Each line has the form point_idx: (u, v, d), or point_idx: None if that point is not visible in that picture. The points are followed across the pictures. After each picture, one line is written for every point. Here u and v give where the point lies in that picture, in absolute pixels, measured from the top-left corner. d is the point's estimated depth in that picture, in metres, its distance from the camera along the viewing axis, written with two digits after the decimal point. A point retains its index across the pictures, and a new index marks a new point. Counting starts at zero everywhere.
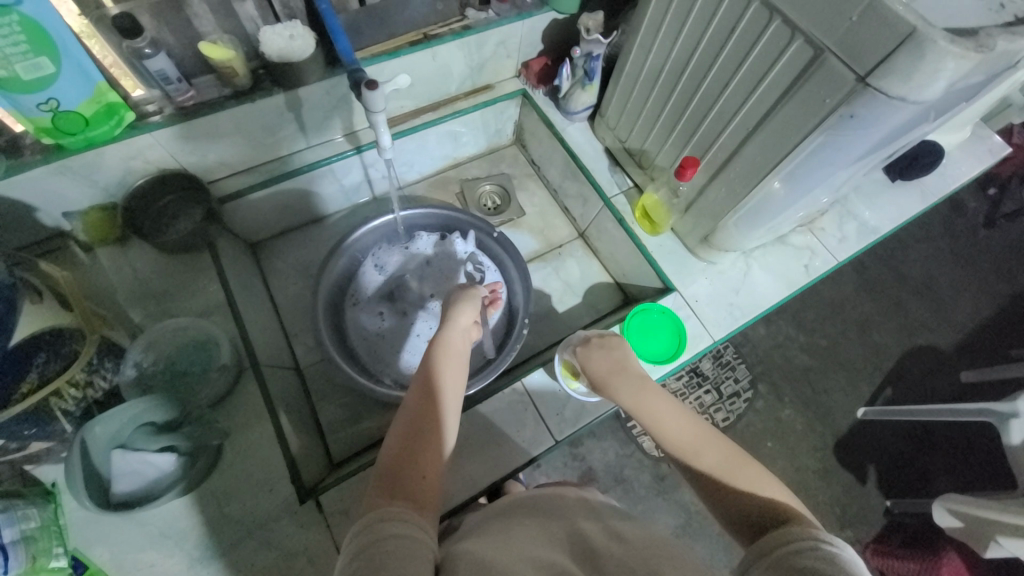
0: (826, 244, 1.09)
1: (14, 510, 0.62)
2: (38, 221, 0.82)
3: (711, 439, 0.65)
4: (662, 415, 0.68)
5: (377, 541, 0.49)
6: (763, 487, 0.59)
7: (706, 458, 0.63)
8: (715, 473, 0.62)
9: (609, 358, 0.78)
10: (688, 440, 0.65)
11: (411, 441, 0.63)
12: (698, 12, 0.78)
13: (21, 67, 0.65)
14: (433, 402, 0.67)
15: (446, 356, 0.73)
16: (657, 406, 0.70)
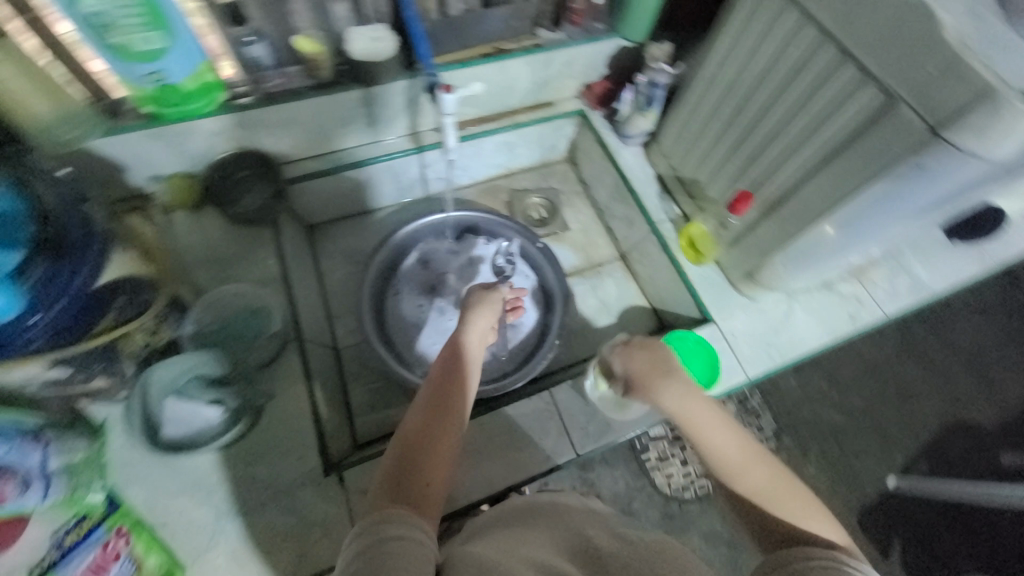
0: (875, 297, 1.06)
1: (62, 441, 0.69)
2: (129, 179, 0.90)
3: (753, 459, 0.63)
4: (708, 429, 0.66)
5: (381, 542, 0.49)
6: (805, 514, 0.59)
7: (752, 480, 0.62)
8: (755, 496, 0.62)
9: (650, 370, 0.72)
10: (732, 460, 0.63)
11: (418, 443, 0.63)
12: (769, 52, 0.79)
13: (140, 41, 0.72)
14: (443, 407, 0.67)
15: (460, 363, 0.73)
16: (700, 421, 0.66)
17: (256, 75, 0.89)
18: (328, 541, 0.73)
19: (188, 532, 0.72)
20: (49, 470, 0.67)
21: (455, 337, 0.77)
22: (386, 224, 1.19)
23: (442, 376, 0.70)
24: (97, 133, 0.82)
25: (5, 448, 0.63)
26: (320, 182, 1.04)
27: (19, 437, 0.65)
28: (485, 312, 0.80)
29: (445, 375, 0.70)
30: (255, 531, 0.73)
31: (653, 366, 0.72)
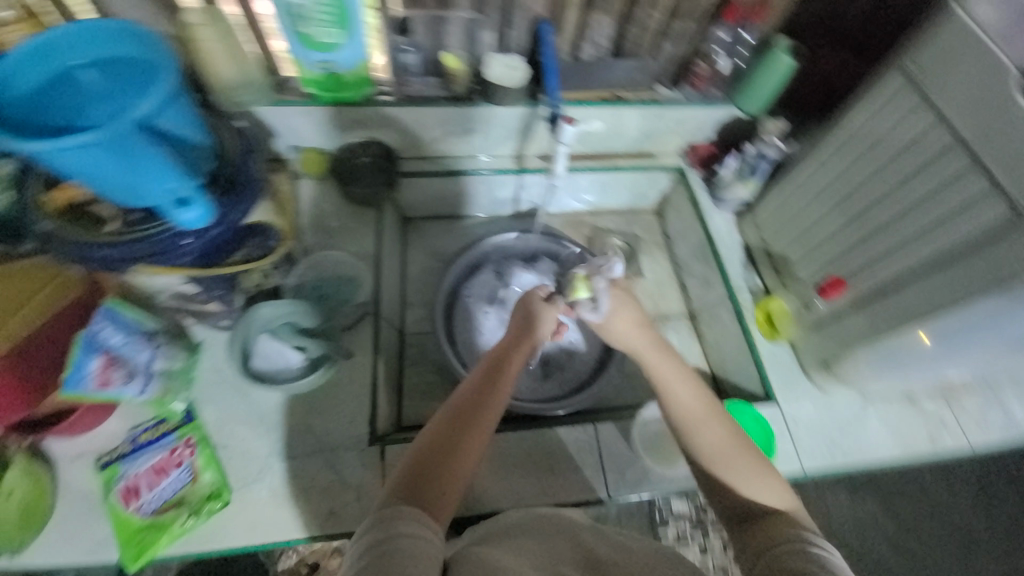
0: (961, 422, 0.98)
1: (168, 347, 0.77)
2: (275, 145, 1.03)
3: (712, 419, 0.67)
4: (673, 383, 0.71)
5: (390, 538, 0.49)
6: (753, 474, 0.64)
7: (706, 435, 0.67)
8: (708, 452, 0.66)
9: (626, 319, 0.76)
10: (691, 413, 0.68)
11: (446, 441, 0.63)
12: (892, 147, 0.79)
13: (324, 33, 0.86)
14: (477, 410, 0.66)
15: (500, 377, 0.71)
16: (667, 375, 0.72)
17: (401, 79, 1.01)
18: (356, 507, 0.76)
19: (242, 460, 0.78)
20: (151, 369, 0.75)
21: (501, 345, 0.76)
22: (471, 232, 1.25)
23: (482, 379, 0.70)
24: (265, 101, 0.95)
25: (123, 339, 0.71)
26: (426, 181, 1.13)
27: (136, 334, 0.73)
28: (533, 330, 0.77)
29: (484, 380, 0.70)
30: (297, 477, 0.78)
31: (628, 313, 0.76)
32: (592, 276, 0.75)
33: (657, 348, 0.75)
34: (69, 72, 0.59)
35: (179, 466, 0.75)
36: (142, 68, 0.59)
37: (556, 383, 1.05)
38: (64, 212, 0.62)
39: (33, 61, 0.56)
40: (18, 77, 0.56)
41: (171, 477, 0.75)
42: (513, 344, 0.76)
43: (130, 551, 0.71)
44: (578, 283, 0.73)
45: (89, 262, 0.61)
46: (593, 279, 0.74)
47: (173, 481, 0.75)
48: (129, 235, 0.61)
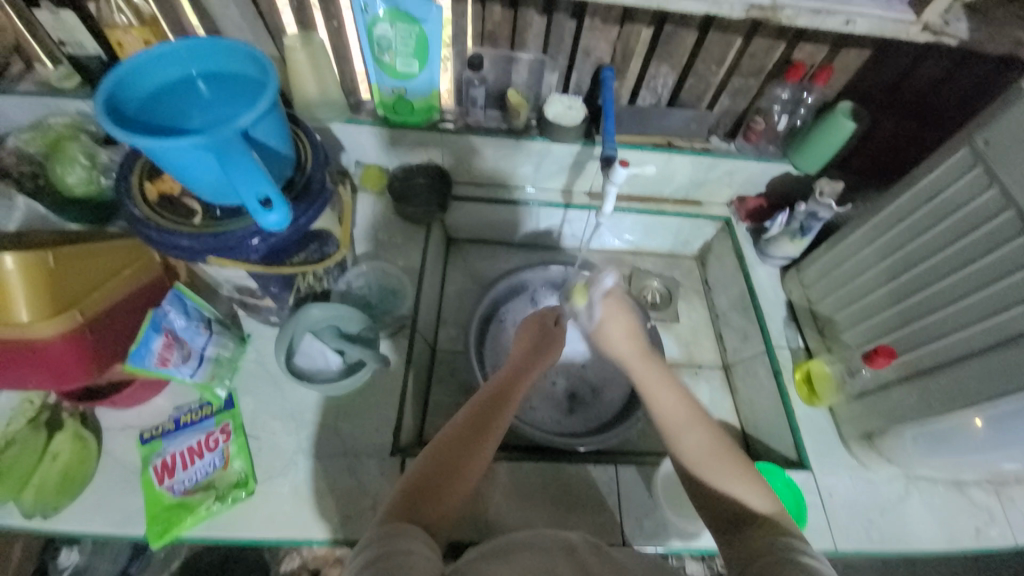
0: (1014, 520, 0.90)
1: (220, 336, 0.83)
2: (342, 158, 1.10)
3: (696, 424, 0.68)
4: (659, 385, 0.73)
5: (388, 552, 0.51)
6: (733, 477, 0.65)
7: (688, 437, 0.69)
8: (690, 455, 0.68)
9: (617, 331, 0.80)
10: (676, 415, 0.70)
11: (453, 453, 0.65)
12: (954, 222, 0.77)
13: (402, 62, 0.93)
14: (486, 425, 0.69)
15: (501, 399, 0.72)
16: (655, 382, 0.73)
17: (464, 109, 1.07)
18: (371, 516, 0.77)
19: (270, 453, 0.81)
20: (204, 355, 0.80)
21: (516, 362, 0.78)
22: (511, 259, 1.28)
23: (495, 394, 0.72)
24: (339, 118, 1.02)
25: (185, 323, 0.76)
26: (476, 206, 1.17)
27: (196, 320, 0.78)
28: (546, 353, 0.82)
29: (496, 394, 0.72)
30: (319, 477, 0.80)
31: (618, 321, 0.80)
32: (589, 287, 0.83)
33: (640, 352, 0.77)
34: (183, 79, 0.66)
35: (212, 451, 0.80)
36: (251, 85, 0.66)
37: (579, 419, 1.05)
38: (155, 204, 0.68)
39: (154, 67, 0.64)
40: (139, 80, 0.63)
41: (203, 460, 0.79)
42: (526, 363, 0.79)
43: (156, 528, 0.74)
44: (574, 293, 0.83)
45: (171, 249, 0.67)
46: (589, 289, 0.83)
47: (205, 465, 0.79)
48: (211, 229, 0.66)
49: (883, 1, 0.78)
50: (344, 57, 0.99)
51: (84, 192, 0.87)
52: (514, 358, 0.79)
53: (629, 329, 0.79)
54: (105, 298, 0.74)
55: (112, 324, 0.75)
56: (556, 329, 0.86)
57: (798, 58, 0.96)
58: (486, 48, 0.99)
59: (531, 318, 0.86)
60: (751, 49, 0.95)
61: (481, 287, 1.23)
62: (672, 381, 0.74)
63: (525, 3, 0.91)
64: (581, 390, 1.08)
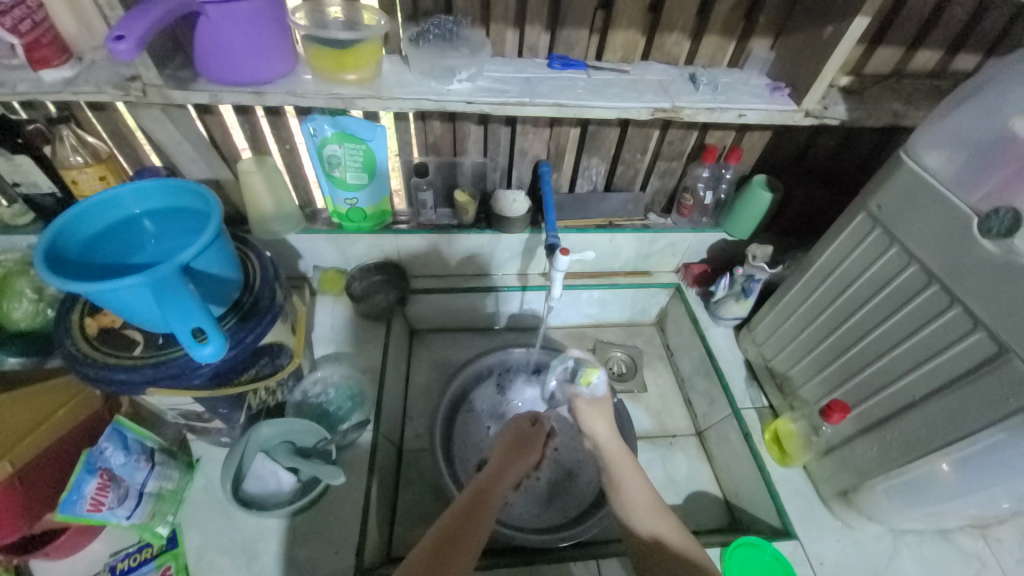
0: (1006, 564, 0.88)
1: (164, 467, 0.79)
2: (299, 265, 1.13)
3: (658, 512, 0.74)
4: (632, 477, 0.79)
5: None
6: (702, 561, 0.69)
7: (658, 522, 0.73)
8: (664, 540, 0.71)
9: (597, 424, 0.88)
10: (645, 500, 0.76)
11: (436, 564, 0.62)
12: (869, 279, 0.83)
13: (352, 175, 1.00)
14: (467, 528, 0.67)
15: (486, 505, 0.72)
16: (620, 471, 0.80)
17: (415, 210, 1.13)
18: None
19: None
20: (144, 491, 0.75)
21: (495, 464, 0.79)
22: (476, 344, 1.29)
23: (473, 500, 0.72)
24: (295, 230, 1.06)
25: (124, 459, 0.72)
26: (435, 296, 1.20)
27: (137, 454, 0.74)
28: (522, 454, 0.82)
29: (475, 498, 0.72)
30: None
31: (598, 408, 0.89)
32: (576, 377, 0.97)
33: (618, 444, 0.85)
34: (127, 219, 0.69)
35: None
36: (196, 219, 0.70)
37: (556, 510, 1.01)
38: (95, 338, 0.68)
39: (98, 212, 0.67)
40: (83, 224, 0.66)
41: None
42: (505, 463, 0.80)
43: None
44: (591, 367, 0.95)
45: (108, 383, 0.65)
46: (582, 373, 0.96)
47: None
48: (151, 359, 0.66)
49: (768, 97, 0.90)
50: (297, 174, 1.05)
51: (28, 326, 0.85)
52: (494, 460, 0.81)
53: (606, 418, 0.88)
54: (38, 442, 0.70)
55: (42, 469, 0.71)
56: (534, 431, 0.87)
57: (711, 142, 1.07)
58: (430, 156, 1.06)
59: (512, 420, 0.89)
60: (668, 138, 1.06)
61: (446, 376, 1.21)
62: (638, 469, 0.81)
63: (461, 117, 1.00)
64: (556, 476, 1.04)
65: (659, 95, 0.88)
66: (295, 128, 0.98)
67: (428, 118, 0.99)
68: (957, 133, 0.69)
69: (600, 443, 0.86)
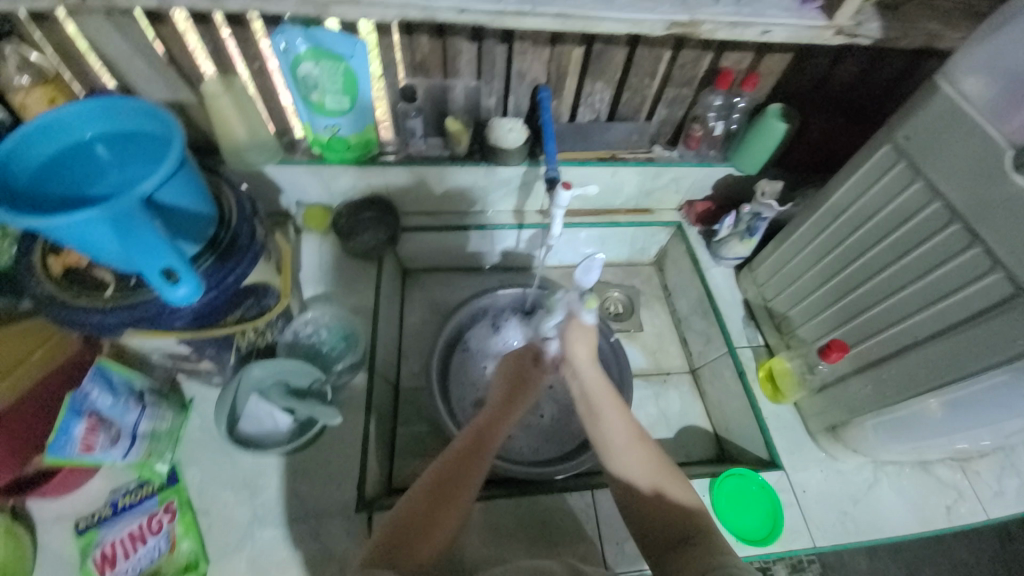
0: (980, 493, 0.93)
1: (156, 408, 0.78)
2: (281, 200, 1.06)
3: (633, 445, 0.70)
4: (609, 411, 0.73)
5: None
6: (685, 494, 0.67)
7: (637, 458, 0.69)
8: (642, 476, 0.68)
9: (578, 348, 0.78)
10: (620, 439, 0.71)
11: (430, 507, 0.63)
12: (886, 216, 0.79)
13: (331, 100, 0.90)
14: (469, 465, 0.67)
15: (489, 444, 0.70)
16: (600, 401, 0.74)
17: (404, 140, 1.04)
18: None
19: (224, 527, 0.76)
20: (137, 432, 0.74)
21: (494, 405, 0.77)
22: (470, 284, 1.25)
23: (475, 437, 0.70)
24: (272, 161, 0.98)
25: (111, 401, 0.71)
26: (428, 235, 1.15)
27: (125, 395, 0.73)
28: (524, 392, 0.80)
29: (474, 430, 0.71)
30: (283, 546, 0.75)
31: (587, 336, 0.78)
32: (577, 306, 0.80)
33: (596, 373, 0.77)
34: (76, 144, 0.61)
35: (156, 534, 0.74)
36: (158, 144, 0.62)
37: (552, 445, 1.03)
38: (61, 278, 0.63)
39: (44, 137, 0.59)
40: (28, 150, 0.59)
41: (148, 545, 0.73)
42: (506, 405, 0.77)
43: None
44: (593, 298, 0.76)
45: (84, 327, 0.61)
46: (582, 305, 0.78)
47: (150, 550, 0.73)
48: (123, 300, 0.62)
49: (797, 11, 0.81)
50: (271, 98, 0.95)
51: None
52: (492, 402, 0.78)
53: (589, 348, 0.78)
54: (13, 389, 0.68)
55: (25, 412, 0.70)
56: (536, 368, 0.83)
57: (726, 65, 0.98)
58: (418, 79, 0.97)
59: (509, 355, 0.85)
60: (680, 60, 0.96)
61: (441, 316, 1.19)
62: (616, 399, 0.75)
63: (452, 33, 0.89)
64: (553, 412, 1.06)
65: (676, 6, 0.78)
66: (266, 48, 0.87)
67: (415, 33, 0.89)
68: (1001, 56, 0.62)
69: (581, 371, 0.77)
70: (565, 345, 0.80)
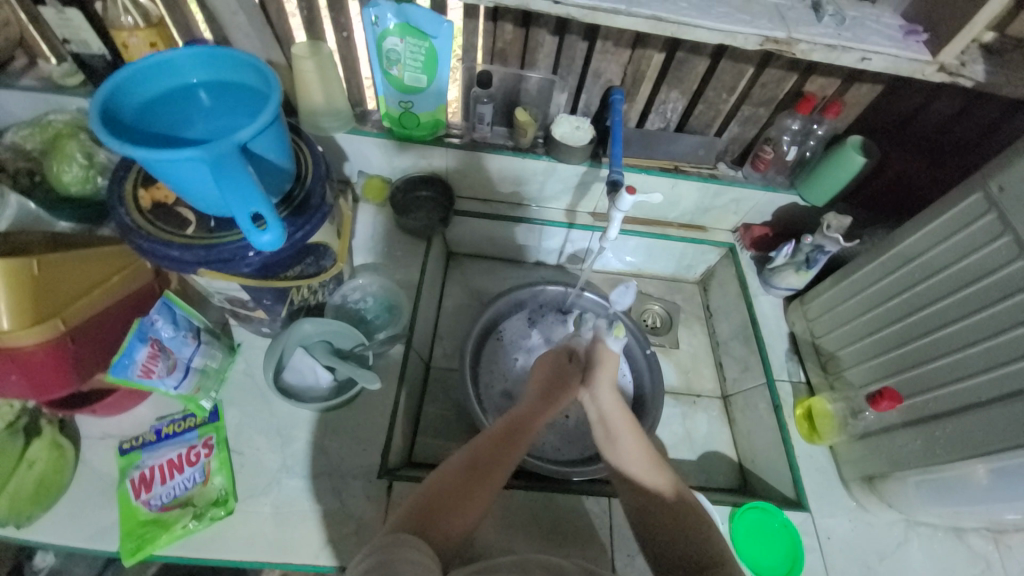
0: (1013, 570, 0.87)
1: (209, 347, 0.81)
2: (345, 168, 1.09)
3: (654, 467, 0.71)
4: (628, 436, 0.75)
5: (384, 563, 0.48)
6: (702, 522, 0.67)
7: (656, 481, 0.71)
8: (660, 497, 0.69)
9: (601, 371, 0.82)
10: (641, 460, 0.72)
11: (460, 491, 0.63)
12: (963, 267, 0.75)
13: (409, 76, 0.92)
14: (499, 456, 0.69)
15: (515, 438, 0.72)
16: (618, 423, 0.76)
17: (471, 125, 1.05)
18: (357, 540, 0.75)
19: (254, 470, 0.79)
20: (190, 365, 0.78)
21: (528, 404, 0.78)
22: (512, 276, 1.26)
23: (508, 429, 0.73)
24: (344, 129, 1.01)
25: (172, 334, 0.74)
26: (478, 221, 1.16)
27: (184, 330, 0.76)
28: (561, 395, 0.81)
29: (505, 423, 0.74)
30: (305, 498, 0.78)
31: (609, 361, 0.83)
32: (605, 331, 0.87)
33: (615, 397, 0.80)
34: (182, 87, 0.65)
35: (193, 465, 0.78)
36: (256, 97, 0.66)
37: (573, 447, 1.03)
38: (148, 211, 0.67)
39: (155, 75, 0.63)
40: (139, 86, 0.63)
41: (183, 475, 0.77)
42: (541, 402, 0.79)
43: (130, 545, 0.71)
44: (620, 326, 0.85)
45: (161, 259, 0.65)
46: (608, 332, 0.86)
47: (184, 480, 0.77)
48: (204, 240, 0.65)
49: (900, 41, 0.77)
50: (352, 67, 0.98)
51: (79, 190, 0.85)
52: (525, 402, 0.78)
53: (611, 372, 0.82)
54: (88, 308, 0.73)
55: (94, 331, 0.74)
56: (571, 366, 0.85)
57: (811, 90, 0.94)
58: (495, 66, 0.98)
59: (544, 359, 0.86)
60: (763, 79, 0.94)
61: (479, 303, 1.21)
62: (634, 424, 0.77)
63: (537, 23, 0.90)
64: (580, 415, 1.06)
65: (773, 22, 0.76)
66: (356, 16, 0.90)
67: (500, 20, 0.90)
68: None
69: (599, 399, 0.79)
70: (592, 368, 0.83)
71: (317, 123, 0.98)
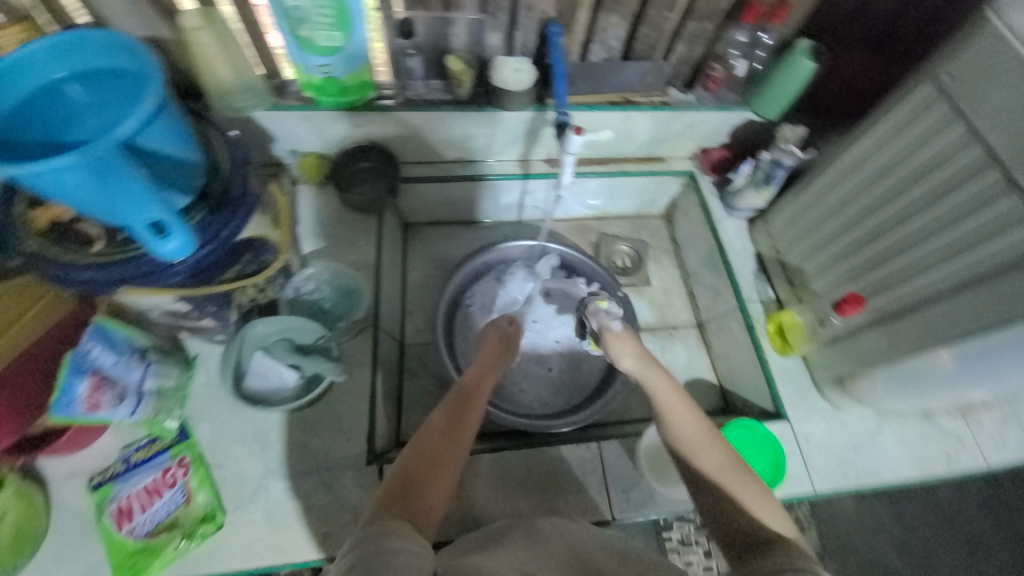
0: (980, 441, 0.94)
1: (159, 365, 0.77)
2: (273, 149, 1.00)
3: (708, 444, 0.65)
4: (681, 410, 0.69)
5: (368, 556, 0.46)
6: (758, 501, 0.61)
7: (709, 459, 0.64)
8: (715, 475, 0.63)
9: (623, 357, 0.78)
10: (691, 436, 0.66)
11: (429, 457, 0.63)
12: (918, 162, 0.75)
13: (322, 34, 0.82)
14: (463, 413, 0.70)
15: (473, 398, 0.73)
16: (663, 400, 0.71)
17: (403, 83, 0.97)
18: (355, 528, 0.75)
19: (239, 479, 0.77)
20: (143, 388, 0.74)
21: (478, 364, 0.80)
22: (474, 238, 1.22)
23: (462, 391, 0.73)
24: (262, 105, 0.91)
25: (114, 359, 0.70)
26: (428, 186, 1.09)
27: (127, 353, 0.72)
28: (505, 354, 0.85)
29: (477, 383, 0.76)
30: (297, 495, 0.77)
31: (623, 340, 0.79)
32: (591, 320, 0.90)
33: (659, 372, 0.75)
34: (47, 86, 0.56)
35: (172, 487, 0.74)
36: (136, 83, 0.57)
37: (559, 398, 1.04)
38: (48, 233, 0.60)
39: (11, 77, 0.54)
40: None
41: (164, 498, 0.74)
42: (493, 358, 0.83)
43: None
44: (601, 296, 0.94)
45: (72, 283, 0.58)
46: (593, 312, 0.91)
47: (166, 503, 0.74)
48: (117, 256, 0.59)
49: None
50: None
51: None
52: (477, 360, 0.81)
53: (632, 349, 0.78)
54: (12, 346, 0.68)
55: (26, 370, 0.70)
56: (511, 331, 0.88)
57: None
58: (417, 11, 0.89)
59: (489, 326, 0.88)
60: None
61: (444, 271, 1.17)
62: (685, 398, 0.71)
63: None
64: (563, 365, 1.06)
65: None
66: None
67: None
68: None
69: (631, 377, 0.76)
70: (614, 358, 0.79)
71: (231, 104, 0.88)
